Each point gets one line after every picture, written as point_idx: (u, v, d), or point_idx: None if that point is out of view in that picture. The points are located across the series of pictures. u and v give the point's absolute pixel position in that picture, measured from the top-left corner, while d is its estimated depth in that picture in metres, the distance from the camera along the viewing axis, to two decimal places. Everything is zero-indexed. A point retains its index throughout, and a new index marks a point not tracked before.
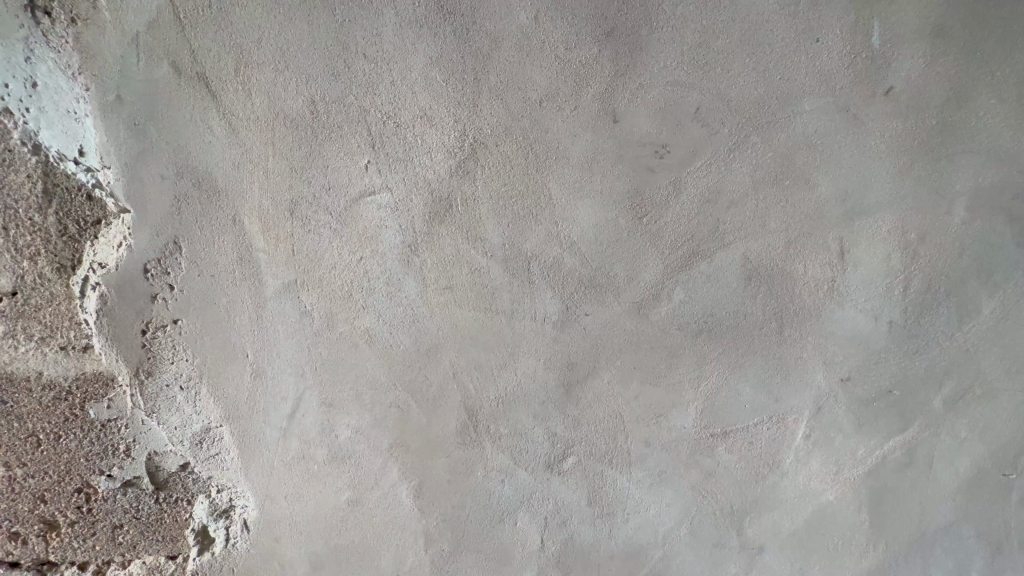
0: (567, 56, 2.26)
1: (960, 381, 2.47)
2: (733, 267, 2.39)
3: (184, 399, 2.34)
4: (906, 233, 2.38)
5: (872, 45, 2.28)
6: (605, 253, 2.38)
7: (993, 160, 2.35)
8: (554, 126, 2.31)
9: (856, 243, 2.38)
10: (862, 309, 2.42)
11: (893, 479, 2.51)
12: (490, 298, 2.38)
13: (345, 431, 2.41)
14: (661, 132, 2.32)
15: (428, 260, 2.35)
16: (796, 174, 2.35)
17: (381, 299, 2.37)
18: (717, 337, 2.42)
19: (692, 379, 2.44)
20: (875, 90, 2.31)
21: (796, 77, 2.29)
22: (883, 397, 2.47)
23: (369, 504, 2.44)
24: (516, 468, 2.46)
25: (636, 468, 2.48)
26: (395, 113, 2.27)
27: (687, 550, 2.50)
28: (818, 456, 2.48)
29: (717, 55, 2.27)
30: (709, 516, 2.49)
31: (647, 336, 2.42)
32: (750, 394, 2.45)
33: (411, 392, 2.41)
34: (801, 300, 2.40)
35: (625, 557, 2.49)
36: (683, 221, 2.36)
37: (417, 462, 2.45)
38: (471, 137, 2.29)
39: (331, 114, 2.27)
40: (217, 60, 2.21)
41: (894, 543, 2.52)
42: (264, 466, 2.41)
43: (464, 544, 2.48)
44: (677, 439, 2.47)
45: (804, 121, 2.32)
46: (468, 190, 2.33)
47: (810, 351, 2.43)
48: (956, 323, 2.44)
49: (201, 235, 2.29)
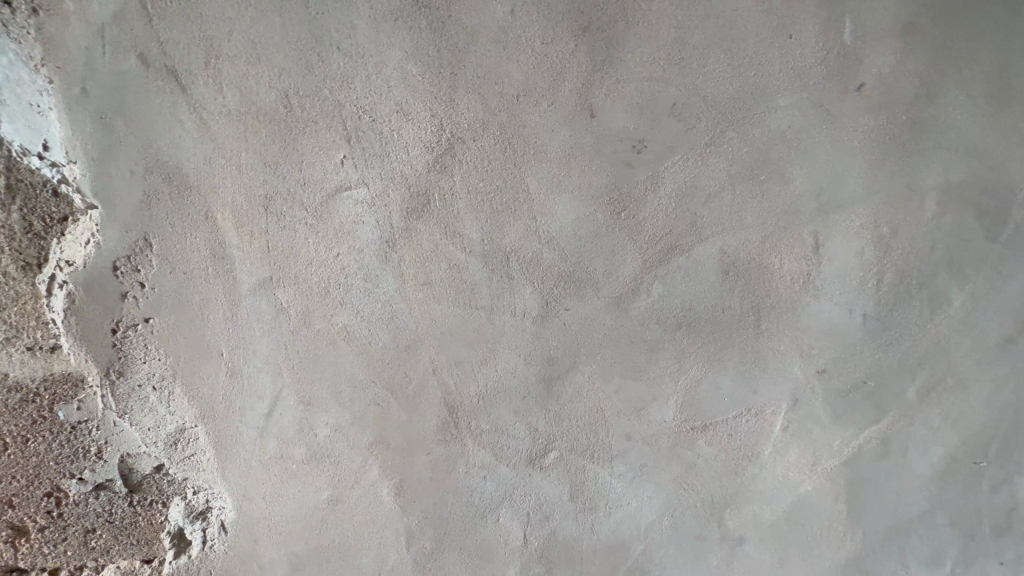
0: (544, 50, 2.22)
1: (933, 372, 2.38)
2: (711, 261, 2.34)
3: (157, 400, 2.36)
4: (878, 227, 2.30)
5: (847, 41, 2.20)
6: (583, 248, 2.35)
7: (962, 156, 2.26)
8: (532, 120, 2.27)
9: (831, 236, 2.31)
10: (838, 302, 2.35)
11: (869, 470, 2.43)
12: (469, 294, 2.37)
13: (324, 429, 2.42)
14: (638, 127, 2.28)
15: (406, 256, 2.34)
16: (771, 168, 2.28)
17: (359, 296, 2.36)
18: (696, 331, 2.38)
19: (673, 372, 2.40)
20: (847, 86, 2.23)
21: (773, 72, 2.22)
22: (859, 388, 2.40)
23: (349, 503, 2.45)
24: (497, 464, 2.45)
25: (618, 462, 2.45)
26: (371, 108, 2.25)
27: (668, 543, 2.47)
28: (796, 447, 2.42)
29: (693, 49, 2.21)
30: (692, 511, 2.45)
31: (627, 331, 2.39)
32: (730, 387, 2.40)
33: (390, 389, 2.41)
34: (778, 293, 2.35)
35: (607, 551, 2.47)
36: (662, 217, 2.32)
37: (397, 460, 2.44)
38: (448, 131, 2.27)
39: (306, 108, 2.24)
40: (186, 51, 2.20)
41: (870, 532, 2.46)
42: (240, 467, 2.41)
43: (446, 541, 2.48)
44: (658, 433, 2.43)
45: (779, 116, 2.25)
46: (445, 185, 2.30)
47: (787, 344, 2.38)
48: (927, 316, 2.36)
49: (172, 232, 2.29)
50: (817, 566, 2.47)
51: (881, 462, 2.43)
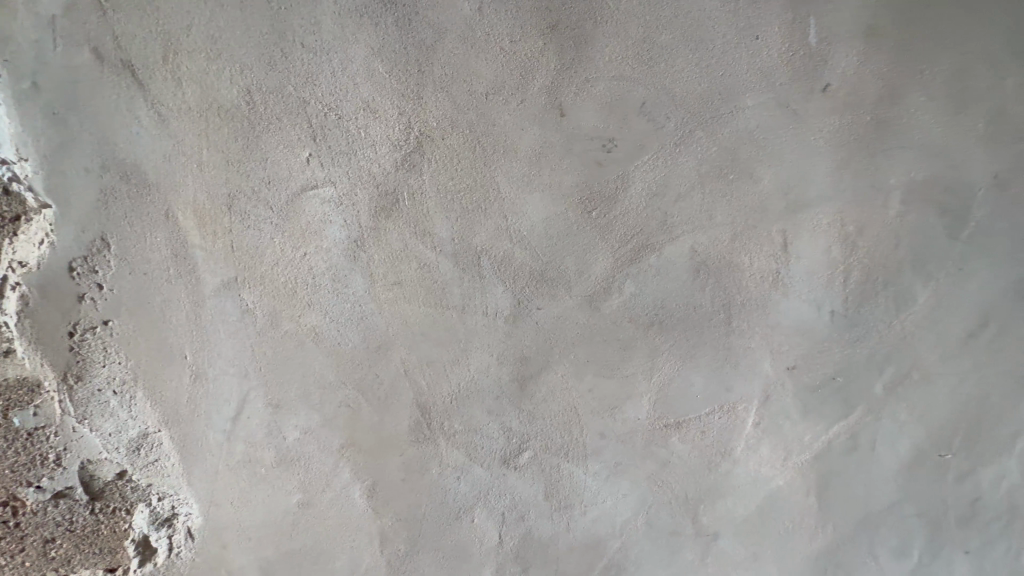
0: (511, 49, 2.25)
1: (900, 366, 2.41)
2: (682, 260, 2.36)
3: (118, 404, 2.30)
4: (844, 226, 2.34)
5: (810, 43, 2.25)
6: (555, 247, 2.35)
7: (924, 155, 2.30)
8: (501, 118, 2.29)
9: (798, 234, 2.34)
10: (806, 299, 2.39)
11: (836, 463, 2.47)
12: (440, 293, 2.36)
13: (293, 432, 2.38)
14: (608, 126, 2.30)
15: (376, 256, 2.33)
16: (740, 167, 2.32)
17: (328, 297, 2.34)
18: (668, 329, 2.40)
19: (645, 369, 2.41)
20: (812, 86, 2.28)
21: (738, 72, 2.27)
22: (827, 383, 2.43)
23: (321, 506, 2.41)
24: (471, 465, 2.44)
25: (592, 461, 2.45)
26: (337, 105, 2.25)
27: (644, 541, 2.48)
28: (767, 443, 2.45)
29: (661, 50, 2.25)
30: (666, 508, 2.46)
31: (600, 329, 2.40)
32: (702, 384, 2.43)
33: (361, 389, 2.39)
34: (747, 291, 2.38)
35: (584, 550, 2.48)
36: (632, 216, 2.34)
37: (370, 462, 2.42)
38: (416, 130, 2.28)
39: (269, 105, 2.24)
40: (143, 46, 2.18)
41: (841, 524, 2.49)
42: (206, 471, 2.37)
43: (420, 543, 2.45)
44: (631, 430, 2.44)
45: (746, 116, 2.29)
46: (415, 183, 2.30)
47: (757, 341, 2.41)
48: (894, 312, 2.39)
49: (132, 231, 2.25)
50: (790, 561, 2.49)
51: (850, 457, 2.46)
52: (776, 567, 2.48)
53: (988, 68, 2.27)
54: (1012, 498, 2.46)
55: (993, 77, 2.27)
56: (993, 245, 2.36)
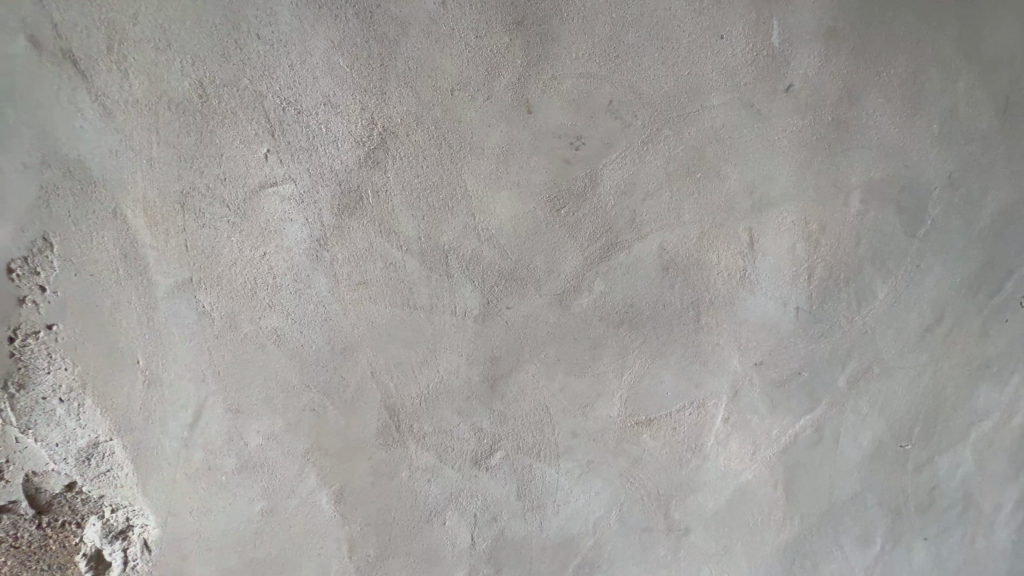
0: (477, 44, 2.24)
1: (861, 360, 2.49)
2: (651, 258, 2.38)
3: (65, 413, 2.19)
4: (807, 224, 2.40)
5: (773, 44, 2.31)
6: (524, 246, 2.35)
7: (881, 155, 2.38)
8: (468, 114, 2.27)
9: (764, 233, 2.39)
10: (772, 296, 2.43)
11: (803, 455, 2.52)
12: (408, 293, 2.34)
13: (255, 437, 2.33)
14: (575, 123, 2.31)
15: (338, 255, 2.29)
16: (707, 166, 2.35)
17: (288, 298, 2.29)
18: (638, 327, 2.42)
19: (616, 367, 2.43)
20: (776, 87, 2.33)
21: (703, 72, 2.30)
22: (793, 378, 2.48)
23: (286, 513, 2.36)
24: (442, 466, 2.41)
25: (564, 459, 2.45)
26: (295, 99, 2.21)
27: (618, 537, 2.48)
28: (736, 438, 2.48)
29: (627, 48, 2.27)
30: (638, 506, 2.47)
31: (570, 328, 2.40)
32: (672, 381, 2.45)
33: (326, 392, 2.34)
34: (715, 289, 2.41)
35: (558, 548, 2.47)
36: (601, 214, 2.35)
37: (337, 466, 2.37)
38: (380, 126, 2.24)
39: (223, 99, 2.18)
40: (85, 35, 2.09)
41: (808, 515, 2.53)
42: (161, 480, 2.29)
43: (391, 548, 2.42)
44: (603, 428, 2.45)
45: (712, 115, 2.33)
46: (379, 180, 2.27)
47: (726, 338, 2.44)
48: (854, 308, 2.46)
49: (76, 229, 2.16)
50: (760, 553, 2.52)
51: (815, 449, 2.52)
52: (747, 560, 2.51)
53: (941, 72, 2.36)
54: (965, 484, 2.57)
55: (944, 79, 2.36)
56: (944, 242, 2.45)
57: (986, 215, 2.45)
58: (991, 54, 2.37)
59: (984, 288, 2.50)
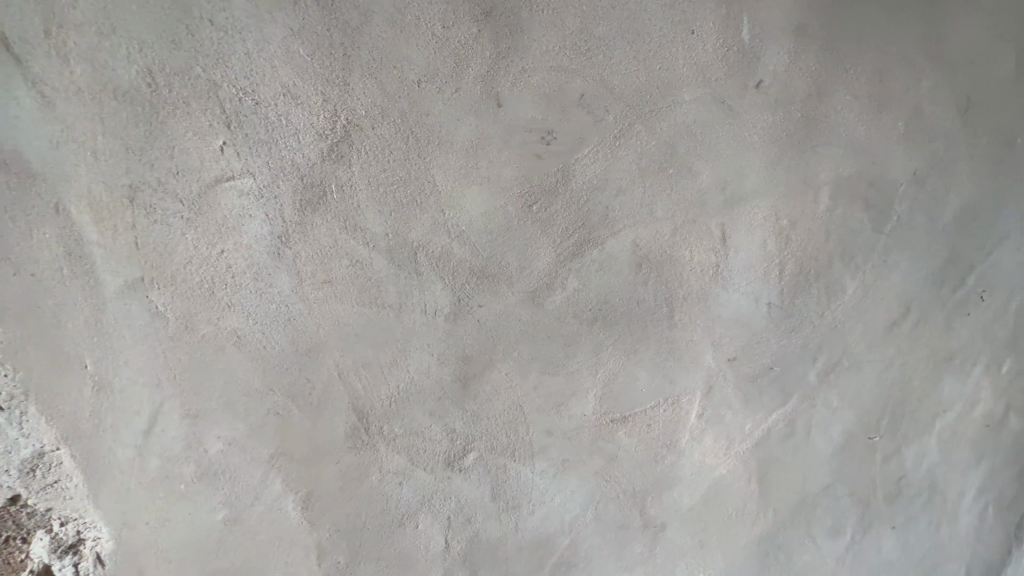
0: (444, 35, 2.21)
1: (831, 354, 2.51)
2: (625, 254, 2.38)
3: (6, 422, 2.12)
4: (778, 220, 2.42)
5: (743, 39, 2.33)
6: (495, 243, 2.33)
7: (849, 151, 2.41)
8: (436, 107, 2.25)
9: (736, 228, 2.41)
10: (745, 291, 2.45)
11: (777, 449, 2.53)
12: (376, 291, 2.30)
13: (215, 444, 2.27)
14: (547, 117, 2.30)
15: (301, 253, 2.25)
16: (679, 162, 2.36)
17: (247, 298, 2.24)
18: (612, 324, 2.41)
19: (591, 365, 2.42)
20: (746, 82, 2.35)
21: (674, 67, 2.31)
22: (765, 373, 2.50)
23: (250, 522, 2.31)
24: (413, 470, 2.38)
25: (539, 459, 2.43)
26: (252, 90, 2.15)
27: (595, 536, 2.47)
28: (711, 433, 2.49)
29: (598, 41, 2.27)
30: (615, 504, 2.47)
31: (543, 326, 2.39)
32: (647, 378, 2.45)
33: (290, 395, 2.30)
34: (689, 285, 2.42)
35: (534, 549, 2.45)
36: (573, 210, 2.34)
37: (304, 472, 2.33)
38: (343, 118, 2.21)
39: (174, 87, 2.12)
40: (21, 19, 2.01)
41: (782, 508, 2.54)
42: (115, 490, 2.22)
43: (362, 554, 2.38)
44: (578, 426, 2.44)
45: (684, 110, 2.34)
46: (343, 175, 2.23)
47: (700, 333, 2.45)
48: (824, 302, 2.48)
49: (16, 227, 2.09)
50: (735, 547, 2.53)
51: (789, 443, 2.53)
52: (723, 554, 2.52)
53: (905, 69, 2.40)
54: (933, 474, 2.58)
55: (909, 77, 2.40)
56: (913, 237, 2.48)
57: (953, 209, 2.48)
58: (955, 53, 2.42)
59: (948, 280, 2.52)
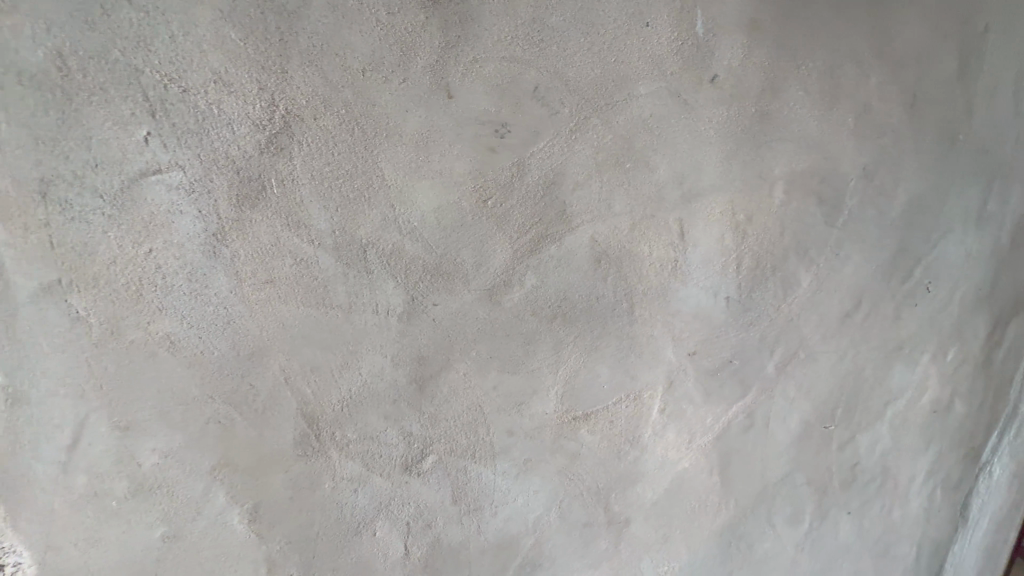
0: (393, 20, 1.63)
1: (794, 346, 1.90)
2: (583, 247, 1.79)
3: None
4: (734, 213, 1.81)
5: (695, 29, 1.70)
6: (450, 240, 1.76)
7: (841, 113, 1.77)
8: (383, 98, 1.67)
9: (693, 224, 1.80)
10: (703, 288, 1.85)
11: (733, 442, 1.94)
12: (267, 261, 1.72)
13: (81, 475, 1.75)
14: (500, 108, 1.70)
15: (143, 209, 1.66)
16: (634, 155, 1.76)
17: (35, 300, 1.67)
18: (570, 322, 1.83)
19: (525, 348, 1.83)
20: (703, 56, 1.72)
21: (648, 35, 1.69)
22: (725, 367, 1.90)
23: (196, 540, 1.80)
24: (370, 475, 1.85)
25: (499, 458, 1.89)
26: (72, 56, 1.57)
27: (556, 535, 1.92)
28: (672, 427, 1.91)
29: (551, 33, 1.68)
30: (578, 503, 1.92)
31: (499, 326, 1.82)
32: (608, 377, 1.87)
33: (159, 407, 1.75)
34: (631, 283, 1.83)
35: (496, 552, 1.92)
36: (530, 201, 1.76)
37: (253, 484, 1.81)
38: (284, 108, 1.64)
39: (81, 58, 1.57)
40: None
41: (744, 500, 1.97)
42: (44, 509, 1.75)
43: (319, 568, 1.87)
44: (534, 421, 1.88)
45: (641, 104, 1.72)
46: (226, 138, 1.64)
47: (652, 310, 1.85)
48: (780, 292, 1.87)
49: None
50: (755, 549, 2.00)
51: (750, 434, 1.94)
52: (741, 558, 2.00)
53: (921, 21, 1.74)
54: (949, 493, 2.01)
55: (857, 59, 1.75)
56: (994, 208, 1.85)
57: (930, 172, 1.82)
58: (978, 32, 1.76)
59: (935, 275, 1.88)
